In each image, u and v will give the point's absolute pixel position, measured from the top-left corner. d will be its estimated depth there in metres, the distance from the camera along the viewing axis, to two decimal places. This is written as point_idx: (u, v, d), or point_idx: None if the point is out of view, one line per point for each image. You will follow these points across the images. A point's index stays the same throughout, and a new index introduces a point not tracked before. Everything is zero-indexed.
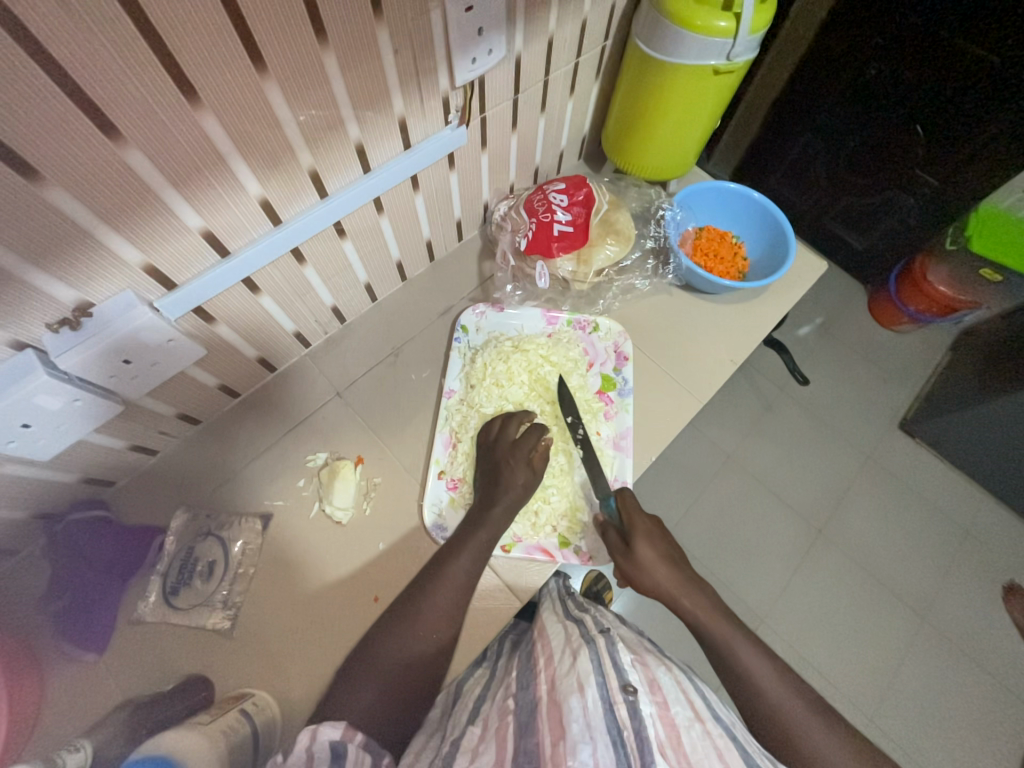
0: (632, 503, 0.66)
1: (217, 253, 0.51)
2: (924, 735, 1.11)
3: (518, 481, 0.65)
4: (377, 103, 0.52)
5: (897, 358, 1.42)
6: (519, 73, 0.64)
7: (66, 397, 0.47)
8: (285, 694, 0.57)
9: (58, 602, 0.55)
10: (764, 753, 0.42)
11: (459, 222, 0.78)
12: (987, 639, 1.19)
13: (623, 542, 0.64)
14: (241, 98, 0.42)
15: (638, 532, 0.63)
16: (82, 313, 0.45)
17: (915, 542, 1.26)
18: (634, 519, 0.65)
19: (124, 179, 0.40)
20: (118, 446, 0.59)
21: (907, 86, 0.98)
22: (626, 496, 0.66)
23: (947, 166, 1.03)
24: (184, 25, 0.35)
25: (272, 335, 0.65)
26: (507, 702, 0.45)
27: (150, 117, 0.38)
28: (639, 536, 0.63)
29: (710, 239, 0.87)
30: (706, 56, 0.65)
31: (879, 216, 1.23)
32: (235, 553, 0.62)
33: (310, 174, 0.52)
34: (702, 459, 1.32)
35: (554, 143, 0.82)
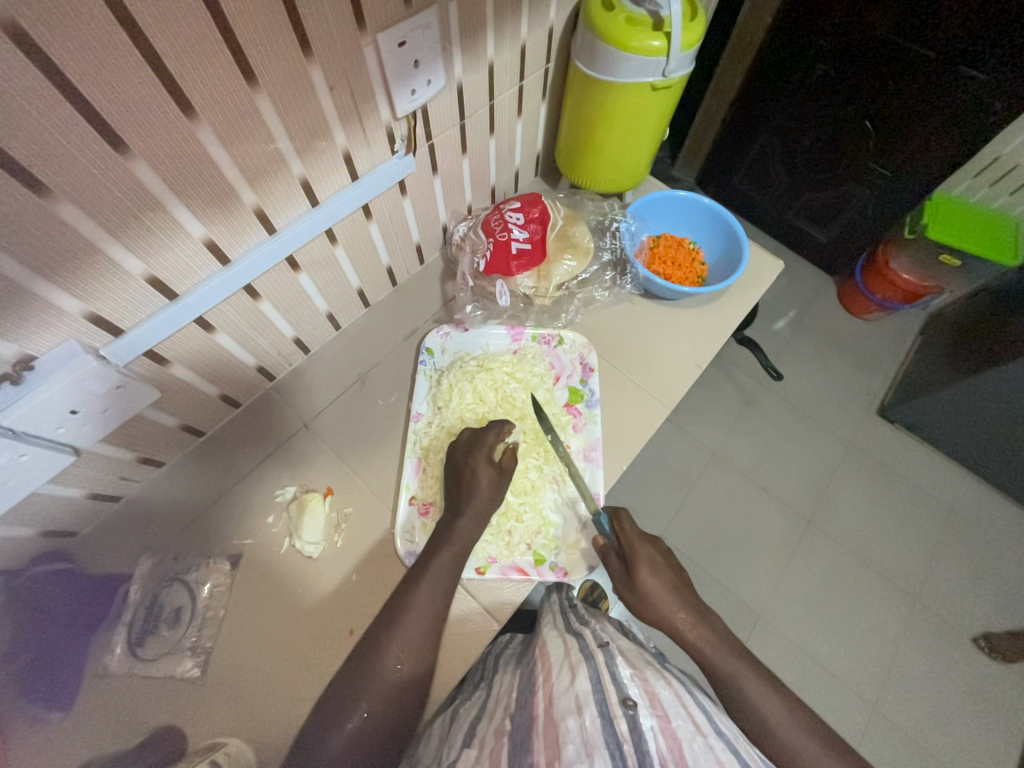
0: (630, 531, 0.64)
1: (164, 297, 0.50)
2: (927, 720, 1.11)
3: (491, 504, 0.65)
4: (319, 138, 0.53)
5: (869, 345, 1.44)
6: (463, 100, 0.65)
7: (11, 452, 0.46)
8: (261, 738, 0.56)
9: (21, 658, 0.49)
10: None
11: (418, 246, 0.79)
12: (979, 617, 1.20)
13: (625, 569, 0.63)
14: (174, 145, 0.42)
15: (638, 559, 0.62)
16: (24, 365, 0.44)
17: (901, 525, 1.28)
18: (634, 545, 0.63)
19: (58, 232, 0.40)
20: (76, 496, 0.58)
21: (852, 83, 1.02)
22: (620, 517, 0.65)
23: (896, 159, 1.07)
24: (106, 81, 0.36)
25: (232, 371, 0.64)
26: (504, 723, 0.45)
27: (79, 170, 0.38)
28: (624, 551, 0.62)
29: (668, 247, 0.89)
30: (643, 74, 0.67)
31: (838, 210, 1.27)
32: (203, 596, 0.62)
33: (255, 212, 0.53)
34: (687, 458, 1.33)
35: (507, 163, 0.84)
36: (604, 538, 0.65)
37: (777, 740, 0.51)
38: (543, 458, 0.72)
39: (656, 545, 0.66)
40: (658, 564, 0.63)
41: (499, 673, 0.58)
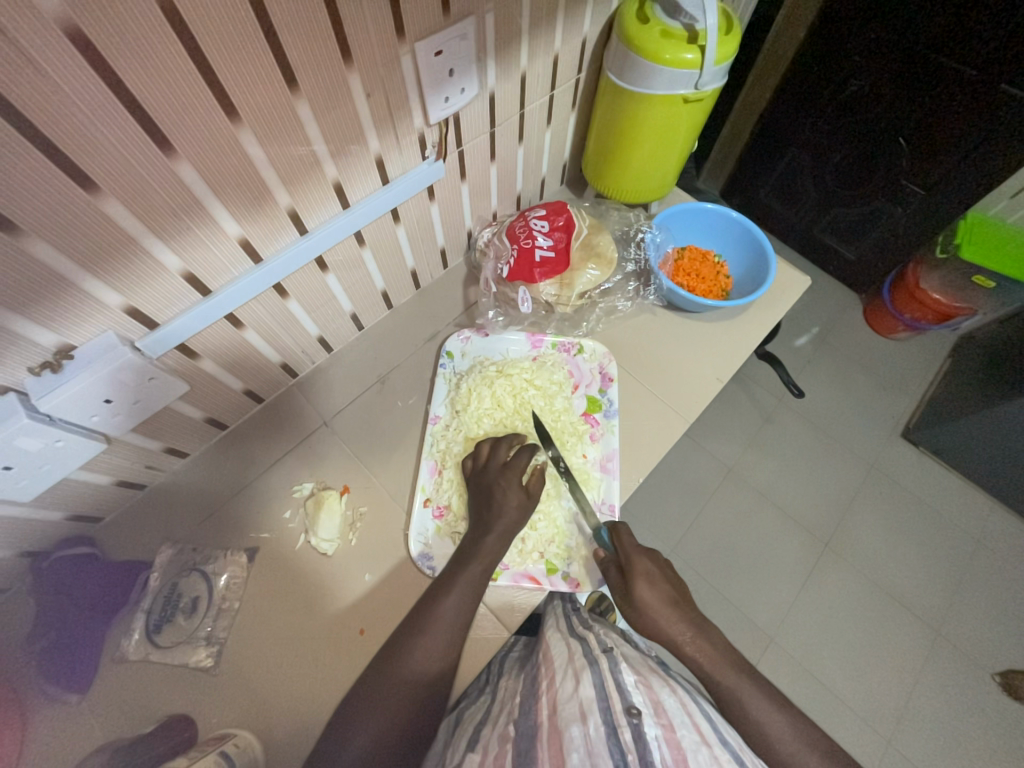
0: (629, 542, 0.63)
1: (199, 292, 0.52)
2: (947, 759, 1.06)
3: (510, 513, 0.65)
4: (353, 142, 0.54)
5: (896, 366, 1.40)
6: (494, 108, 0.66)
7: (47, 439, 0.48)
8: (269, 732, 0.56)
9: (42, 640, 0.53)
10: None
11: (443, 250, 0.80)
12: (1005, 654, 1.15)
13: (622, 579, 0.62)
14: (216, 146, 0.43)
15: (636, 571, 0.60)
16: (64, 355, 0.46)
17: (924, 553, 1.23)
18: (628, 559, 0.62)
19: (103, 228, 0.41)
20: (104, 483, 0.59)
21: (886, 98, 1.00)
22: (619, 531, 0.64)
23: (930, 178, 1.04)
24: (158, 83, 0.37)
25: (257, 367, 0.66)
26: (508, 729, 0.44)
27: (127, 168, 0.40)
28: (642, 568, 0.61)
29: (692, 259, 0.88)
30: (675, 87, 0.67)
31: (868, 227, 1.24)
32: (219, 587, 0.63)
33: (289, 213, 0.54)
34: (702, 473, 1.31)
35: (534, 171, 0.84)
36: (604, 552, 0.65)
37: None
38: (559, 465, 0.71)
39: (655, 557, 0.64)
40: (658, 578, 0.61)
41: (503, 676, 0.57)
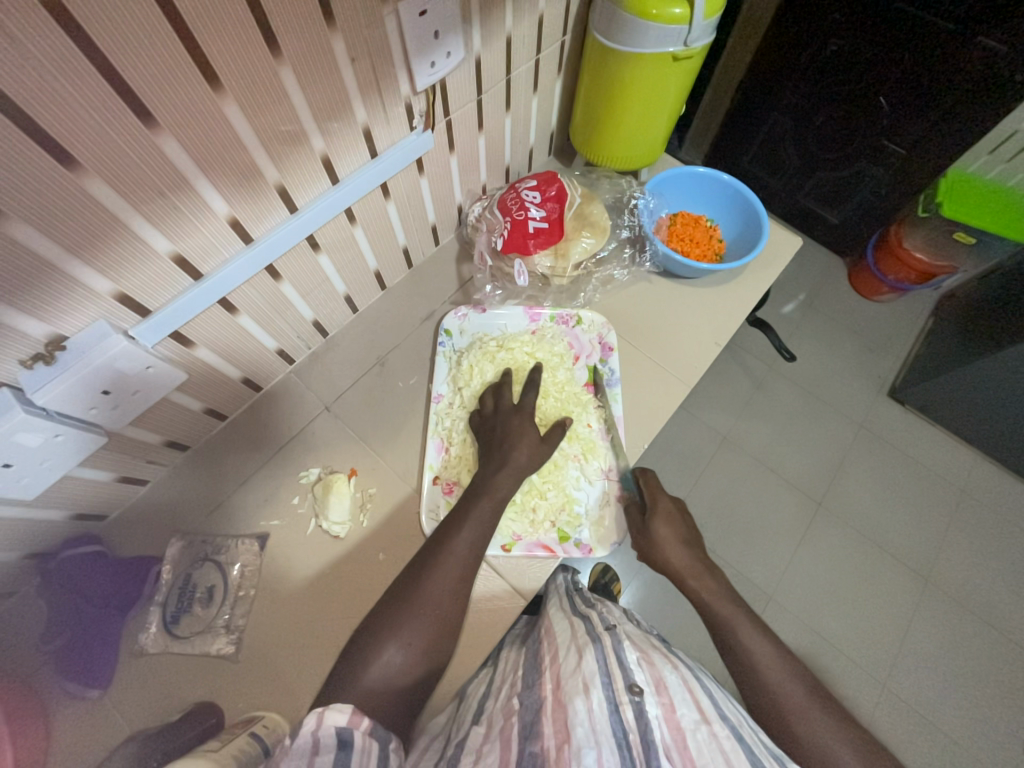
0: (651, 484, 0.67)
1: (190, 276, 0.50)
2: (937, 697, 1.12)
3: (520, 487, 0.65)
4: (339, 113, 0.52)
5: (881, 326, 1.43)
6: (480, 73, 0.64)
7: (46, 432, 0.46)
8: (295, 712, 0.57)
9: (55, 641, 0.54)
10: (774, 752, 0.41)
11: (434, 226, 0.78)
12: (990, 595, 1.20)
13: (642, 518, 0.65)
14: (200, 119, 0.42)
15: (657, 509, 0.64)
16: (56, 346, 0.44)
17: (912, 505, 1.28)
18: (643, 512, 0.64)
19: (88, 209, 0.40)
20: (105, 479, 0.58)
21: (867, 56, 0.99)
22: (648, 475, 0.69)
23: (912, 134, 1.04)
24: (133, 50, 0.35)
25: (252, 354, 0.64)
26: (513, 701, 0.45)
27: (109, 144, 0.38)
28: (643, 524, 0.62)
29: (685, 224, 0.88)
30: (664, 44, 0.65)
31: (851, 188, 1.24)
32: (234, 576, 0.62)
33: (278, 190, 0.52)
34: (698, 441, 1.33)
35: (522, 140, 0.82)
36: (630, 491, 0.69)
37: None
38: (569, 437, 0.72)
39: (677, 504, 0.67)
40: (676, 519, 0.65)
41: (503, 650, 0.59)
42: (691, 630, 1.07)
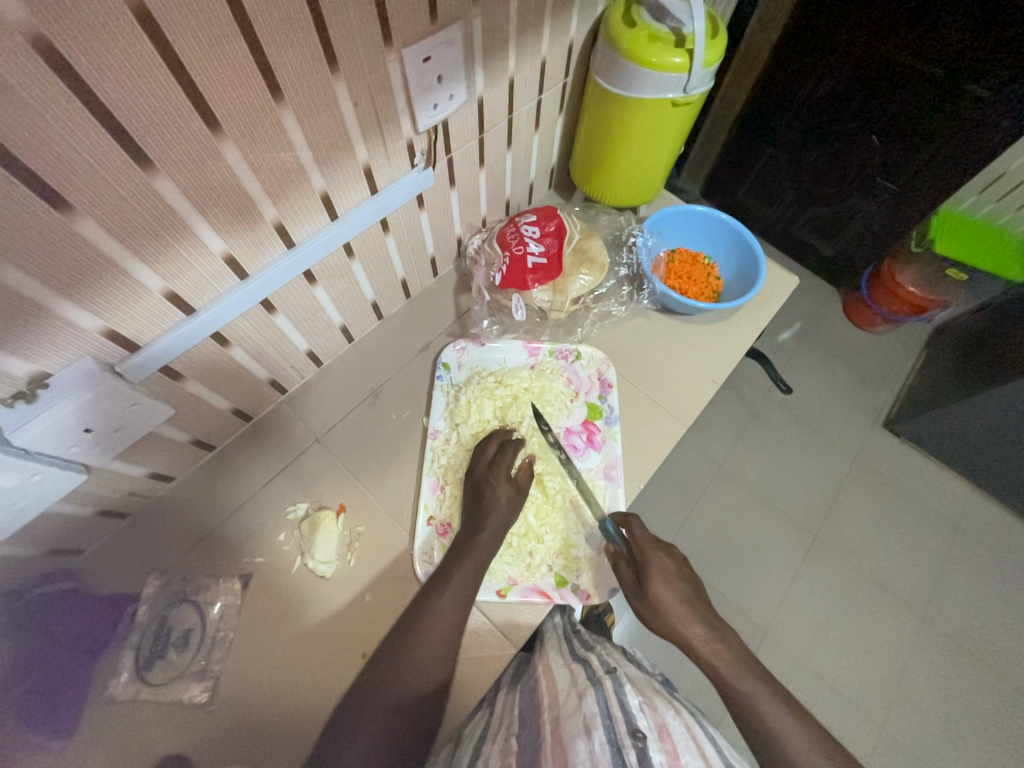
0: (641, 534, 0.64)
1: (182, 312, 0.49)
2: (940, 742, 1.09)
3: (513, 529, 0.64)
4: (340, 151, 0.52)
5: (876, 358, 1.43)
6: (482, 113, 0.65)
7: (23, 472, 0.45)
8: (270, 766, 0.54)
9: (19, 687, 0.49)
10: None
11: (433, 258, 0.78)
12: (988, 635, 1.18)
13: (636, 577, 0.62)
14: (198, 162, 0.41)
15: (650, 568, 0.61)
16: (37, 385, 0.43)
17: (908, 539, 1.26)
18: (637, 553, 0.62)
19: (80, 250, 0.39)
20: (84, 513, 0.56)
21: (859, 96, 1.01)
22: (631, 526, 0.65)
23: (905, 174, 1.05)
24: (132, 93, 0.35)
25: (245, 385, 0.63)
26: (510, 743, 0.43)
27: (105, 187, 0.38)
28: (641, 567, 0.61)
29: (683, 261, 0.88)
30: (664, 90, 0.66)
31: (844, 223, 1.26)
32: (212, 617, 0.60)
33: (275, 227, 0.52)
34: (693, 469, 1.32)
35: (523, 175, 0.83)
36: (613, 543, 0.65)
37: None
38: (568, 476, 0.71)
39: (670, 556, 0.65)
40: (673, 576, 0.62)
41: (498, 691, 0.56)
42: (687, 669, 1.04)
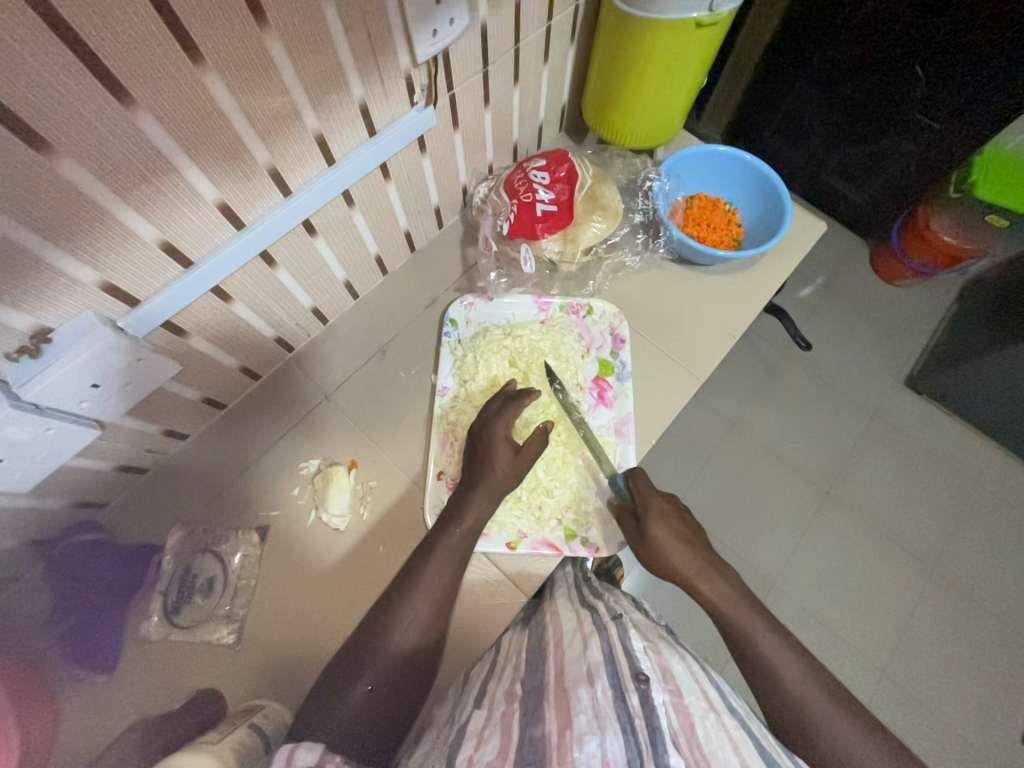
0: (645, 487, 0.65)
1: (180, 265, 0.48)
2: (940, 689, 1.12)
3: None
4: (334, 89, 0.49)
5: (903, 313, 1.37)
6: (487, 42, 0.59)
7: (36, 427, 0.45)
8: (295, 701, 0.57)
9: (62, 626, 0.54)
10: (781, 748, 0.40)
11: (437, 208, 0.75)
12: (998, 589, 1.19)
13: (637, 525, 0.62)
14: (183, 99, 0.39)
15: (650, 512, 0.62)
16: (42, 339, 0.43)
17: (922, 497, 1.25)
18: (648, 497, 0.63)
19: (66, 197, 0.38)
20: (103, 468, 0.58)
21: (904, 20, 0.90)
22: (636, 475, 0.65)
23: (949, 109, 0.96)
24: (98, 3, 0.31)
25: (250, 342, 0.63)
26: (515, 687, 0.44)
27: (84, 125, 0.35)
28: (655, 518, 0.61)
29: (702, 207, 0.83)
30: (687, 9, 0.60)
31: (877, 168, 1.15)
32: (233, 566, 0.63)
33: (270, 173, 0.49)
34: (706, 428, 1.30)
35: (531, 116, 0.78)
36: (619, 497, 0.65)
37: None
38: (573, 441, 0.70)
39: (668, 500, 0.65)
40: (671, 515, 0.63)
41: (509, 633, 0.57)
42: (695, 620, 1.06)
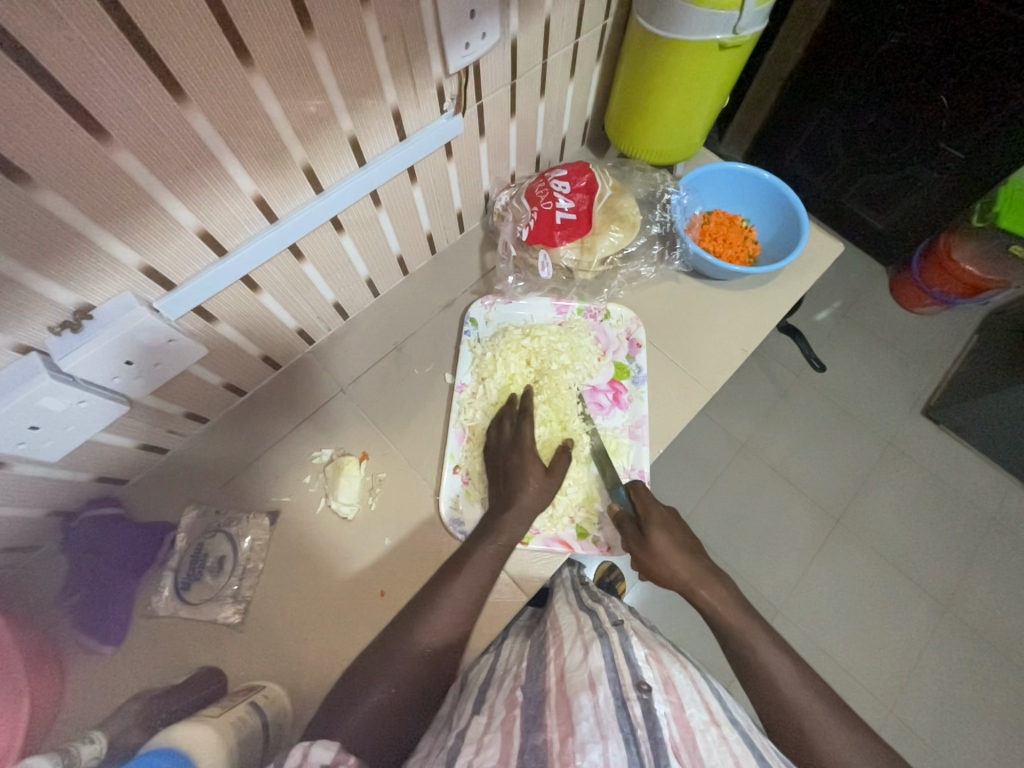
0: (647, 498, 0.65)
1: (214, 252, 0.51)
2: (950, 727, 1.08)
3: (538, 488, 0.64)
4: (369, 93, 0.51)
5: (921, 340, 1.36)
6: (516, 56, 0.62)
7: (71, 399, 0.48)
8: (293, 686, 0.58)
9: (74, 596, 0.57)
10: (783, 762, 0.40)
11: (459, 213, 0.77)
12: (1014, 628, 1.15)
13: (638, 532, 0.62)
14: (229, 96, 0.41)
15: (652, 519, 0.62)
16: (83, 314, 0.45)
17: (937, 527, 1.22)
18: (649, 505, 0.63)
19: (117, 182, 0.40)
20: (128, 446, 0.60)
21: (927, 51, 0.91)
22: (636, 487, 0.65)
23: (973, 140, 0.96)
24: (160, 8, 0.34)
25: (274, 332, 0.65)
26: (515, 694, 0.44)
27: (139, 116, 0.38)
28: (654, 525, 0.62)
29: (719, 223, 0.85)
30: (711, 32, 0.62)
31: (899, 194, 1.16)
32: (243, 548, 0.64)
33: (304, 170, 0.52)
34: (715, 446, 1.30)
35: (554, 129, 0.80)
36: (621, 506, 0.66)
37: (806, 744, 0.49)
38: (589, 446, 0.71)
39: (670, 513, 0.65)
40: (673, 526, 0.63)
41: (507, 640, 0.58)
42: (696, 638, 1.05)
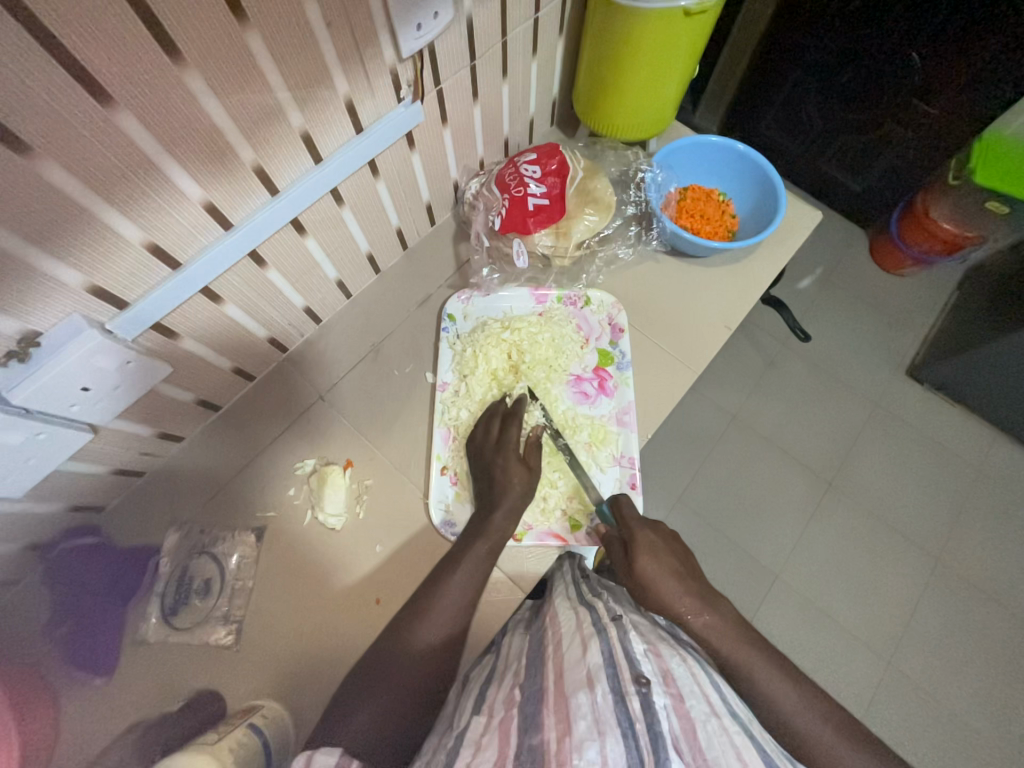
0: (631, 519, 0.62)
1: (167, 265, 0.48)
2: (945, 678, 1.11)
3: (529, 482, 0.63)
4: (318, 85, 0.48)
5: (902, 302, 1.36)
6: (473, 36, 0.59)
7: (27, 431, 0.45)
8: (293, 701, 0.57)
9: (62, 627, 0.55)
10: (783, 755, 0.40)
11: (429, 206, 0.74)
12: (1001, 578, 1.18)
13: (626, 555, 0.59)
14: (163, 97, 0.38)
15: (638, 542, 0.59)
16: (31, 343, 0.43)
17: (924, 485, 1.24)
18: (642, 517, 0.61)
19: (49, 198, 0.37)
20: (100, 472, 0.58)
21: (899, 6, 0.89)
22: (620, 502, 0.63)
23: (945, 93, 0.95)
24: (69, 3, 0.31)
25: (244, 342, 0.63)
26: (514, 693, 0.44)
27: (64, 126, 0.35)
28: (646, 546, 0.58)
29: (696, 199, 0.83)
30: None
31: (873, 155, 1.14)
32: (230, 568, 0.63)
33: (256, 172, 0.49)
34: (706, 421, 1.30)
35: (521, 111, 0.77)
36: (607, 526, 0.64)
37: (806, 718, 0.49)
38: (576, 439, 0.69)
39: (657, 532, 0.61)
40: (663, 549, 0.59)
41: (507, 634, 0.58)
42: None
